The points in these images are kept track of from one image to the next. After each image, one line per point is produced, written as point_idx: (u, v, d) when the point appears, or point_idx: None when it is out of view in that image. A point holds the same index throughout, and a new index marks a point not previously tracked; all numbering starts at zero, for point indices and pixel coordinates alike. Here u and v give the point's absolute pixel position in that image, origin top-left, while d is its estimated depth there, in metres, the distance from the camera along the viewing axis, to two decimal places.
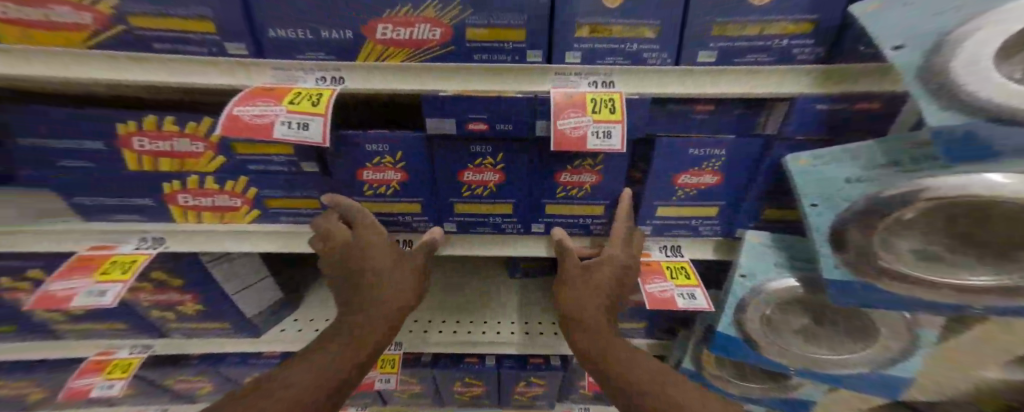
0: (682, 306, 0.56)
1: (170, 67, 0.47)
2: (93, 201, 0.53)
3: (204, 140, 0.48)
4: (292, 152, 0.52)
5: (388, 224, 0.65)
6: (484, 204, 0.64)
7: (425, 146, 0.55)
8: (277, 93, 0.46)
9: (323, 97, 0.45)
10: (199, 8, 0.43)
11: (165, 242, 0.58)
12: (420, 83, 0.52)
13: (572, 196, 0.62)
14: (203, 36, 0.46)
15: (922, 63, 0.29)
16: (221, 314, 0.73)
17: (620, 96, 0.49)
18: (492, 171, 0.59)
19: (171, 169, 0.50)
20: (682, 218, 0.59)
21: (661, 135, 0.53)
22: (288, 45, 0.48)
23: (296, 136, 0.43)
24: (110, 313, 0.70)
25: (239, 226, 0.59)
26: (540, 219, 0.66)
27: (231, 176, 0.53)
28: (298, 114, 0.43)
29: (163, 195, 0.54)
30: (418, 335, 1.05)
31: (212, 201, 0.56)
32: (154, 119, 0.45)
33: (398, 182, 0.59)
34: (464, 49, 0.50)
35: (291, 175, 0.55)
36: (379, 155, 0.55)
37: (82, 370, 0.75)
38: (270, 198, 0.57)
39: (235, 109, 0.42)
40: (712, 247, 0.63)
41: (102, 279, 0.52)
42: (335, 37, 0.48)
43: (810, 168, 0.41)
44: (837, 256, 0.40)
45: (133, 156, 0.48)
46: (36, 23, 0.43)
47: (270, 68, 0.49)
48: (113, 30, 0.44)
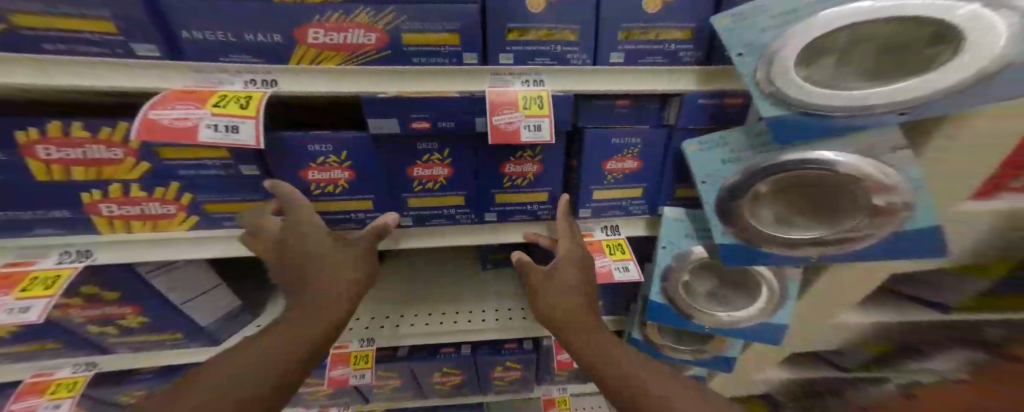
0: (617, 278, 0.64)
1: (69, 70, 0.45)
2: (5, 217, 0.50)
3: (122, 147, 0.47)
4: (226, 155, 0.53)
5: (339, 222, 0.66)
6: (435, 197, 0.67)
7: (370, 144, 0.57)
8: (201, 95, 0.46)
9: (251, 99, 0.46)
10: (100, 10, 0.42)
11: (93, 255, 0.57)
12: (361, 85, 0.54)
13: (516, 188, 0.67)
14: (101, 36, 0.44)
15: (754, 70, 0.36)
16: (172, 323, 0.72)
17: (548, 94, 0.52)
18: (440, 166, 0.62)
19: (87, 177, 0.49)
20: (614, 199, 0.65)
21: (589, 127, 0.59)
22: (209, 47, 0.47)
23: (224, 138, 0.44)
24: (36, 332, 0.67)
25: (177, 233, 0.59)
26: (491, 209, 0.69)
27: (160, 182, 0.53)
28: (224, 117, 0.44)
29: (82, 205, 0.52)
30: (389, 329, 1.07)
31: (141, 209, 0.55)
32: (58, 124, 0.44)
33: (347, 181, 0.61)
34: (401, 52, 0.52)
35: (219, 176, 0.55)
36: (323, 154, 0.57)
37: (20, 392, 0.70)
38: (207, 203, 0.57)
39: (150, 113, 0.42)
40: (643, 225, 0.70)
41: (24, 295, 0.50)
42: (260, 40, 0.48)
43: (700, 152, 0.46)
44: (727, 227, 0.49)
45: (39, 164, 0.46)
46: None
47: (192, 72, 0.49)
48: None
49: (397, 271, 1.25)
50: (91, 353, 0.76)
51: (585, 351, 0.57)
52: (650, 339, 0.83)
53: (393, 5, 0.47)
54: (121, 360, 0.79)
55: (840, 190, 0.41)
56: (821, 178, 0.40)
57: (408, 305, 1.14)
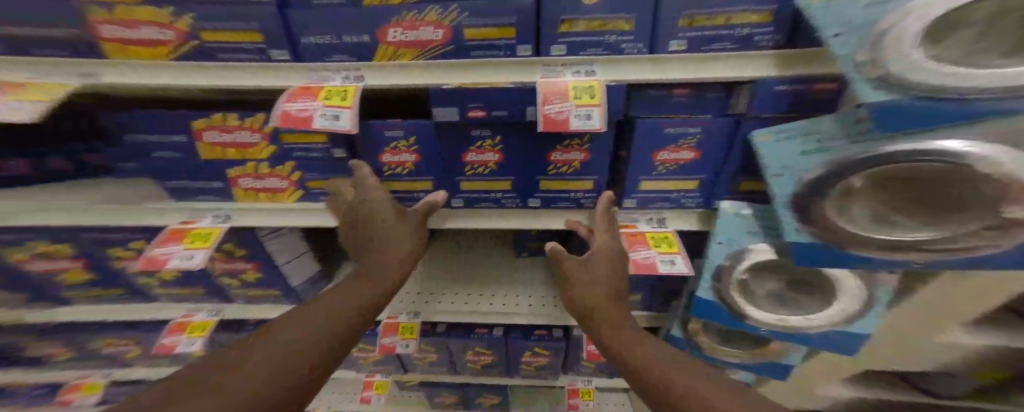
0: (663, 270, 0.59)
1: (235, 72, 0.58)
2: (181, 185, 0.67)
3: (259, 132, 0.59)
4: (326, 141, 0.63)
5: (402, 200, 0.75)
6: (486, 181, 0.71)
7: (436, 131, 0.64)
8: (314, 91, 0.55)
9: (349, 92, 0.54)
10: (251, 23, 0.53)
11: (231, 219, 0.71)
12: (428, 77, 0.59)
13: (562, 176, 0.69)
14: (252, 45, 0.55)
15: (851, 52, 0.33)
16: (275, 282, 0.88)
17: (599, 83, 0.53)
18: (491, 152, 0.66)
19: (235, 157, 0.63)
20: (665, 191, 0.64)
21: (641, 117, 0.58)
22: (319, 49, 0.57)
23: (331, 125, 0.53)
24: (191, 278, 0.87)
25: (285, 204, 0.71)
26: (535, 195, 0.72)
27: (279, 162, 0.65)
28: (331, 108, 0.53)
29: (226, 179, 0.66)
30: (431, 304, 1.16)
31: (265, 183, 0.68)
32: (220, 115, 0.56)
33: (412, 164, 0.68)
34: (463, 47, 0.56)
35: (324, 160, 0.66)
36: (395, 139, 0.64)
37: (167, 330, 0.89)
38: (311, 180, 0.68)
39: (283, 105, 0.52)
40: (693, 218, 0.68)
41: (190, 246, 0.65)
42: (355, 41, 0.56)
43: (774, 143, 0.43)
44: (801, 222, 0.46)
45: (205, 146, 0.60)
46: (129, 40, 0.54)
47: (305, 70, 0.58)
48: (187, 44, 0.54)
49: (442, 250, 1.35)
50: (220, 301, 0.95)
51: (611, 345, 0.56)
52: (692, 339, 0.80)
53: (456, 2, 0.52)
54: (237, 312, 0.97)
55: (959, 188, 0.38)
56: (936, 175, 0.37)
57: (451, 284, 1.23)
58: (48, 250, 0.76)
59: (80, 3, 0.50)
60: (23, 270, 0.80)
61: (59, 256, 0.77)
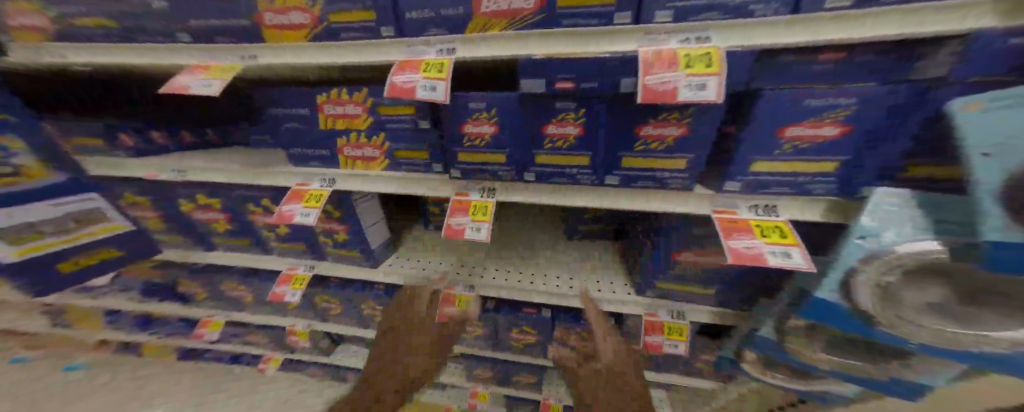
0: (775, 263, 0.49)
1: (348, 51, 0.62)
2: (303, 153, 0.82)
3: (363, 105, 0.72)
4: (413, 112, 0.71)
5: (476, 173, 0.74)
6: (563, 157, 0.66)
7: (518, 102, 0.61)
8: (415, 64, 0.58)
9: (445, 65, 0.56)
10: (366, 2, 0.57)
11: (335, 183, 0.84)
12: (517, 48, 0.57)
13: (648, 153, 0.61)
14: (364, 23, 0.59)
15: None
16: (361, 242, 1.01)
17: (718, 50, 0.46)
18: (573, 125, 0.61)
19: (343, 127, 0.76)
20: (786, 174, 0.53)
21: (766, 88, 0.51)
22: (418, 25, 0.59)
23: (428, 96, 0.54)
24: (296, 234, 1.01)
25: (374, 171, 0.82)
26: (615, 172, 0.65)
27: (376, 132, 0.76)
28: (431, 80, 0.55)
29: (335, 146, 0.80)
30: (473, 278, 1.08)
31: (363, 152, 0.80)
32: (337, 91, 0.71)
33: (488, 135, 0.67)
34: (554, 15, 0.53)
35: (410, 130, 0.74)
36: (478, 111, 0.64)
37: (278, 281, 1.05)
38: (397, 150, 0.78)
39: (396, 78, 0.56)
40: (818, 207, 0.55)
41: (307, 205, 0.80)
42: (451, 13, 0.56)
43: (982, 114, 0.36)
44: (1010, 217, 0.37)
45: (323, 117, 0.75)
46: (282, 26, 0.60)
47: (405, 45, 0.60)
48: (320, 24, 0.59)
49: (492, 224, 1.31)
50: (313, 258, 1.09)
51: None
52: (787, 345, 0.70)
53: None
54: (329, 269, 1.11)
55: None
56: None
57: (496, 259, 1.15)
58: (205, 201, 0.93)
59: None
60: (186, 218, 1.00)
61: (209, 208, 0.95)
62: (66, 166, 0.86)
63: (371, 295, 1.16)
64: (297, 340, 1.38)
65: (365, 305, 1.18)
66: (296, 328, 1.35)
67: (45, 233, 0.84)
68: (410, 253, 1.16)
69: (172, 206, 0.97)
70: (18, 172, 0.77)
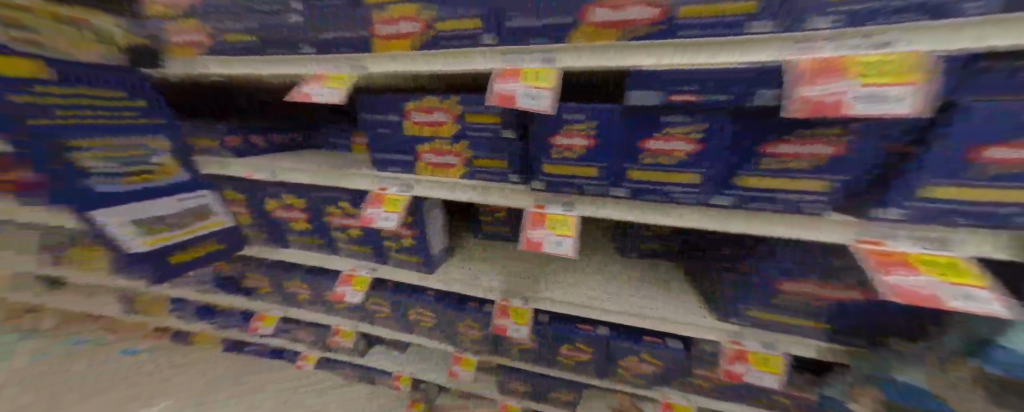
0: (960, 306, 0.41)
1: (446, 59, 0.62)
2: (388, 157, 0.83)
3: (451, 113, 0.72)
4: (499, 121, 0.69)
5: (558, 186, 0.67)
6: (666, 173, 0.60)
7: (626, 115, 0.58)
8: (515, 72, 0.57)
9: (548, 73, 0.54)
10: (475, 10, 0.56)
11: (410, 188, 0.84)
12: (628, 60, 0.53)
13: (768, 171, 0.55)
14: (470, 32, 0.58)
15: None
16: (423, 248, 1.01)
17: (916, 55, 0.38)
18: (683, 140, 0.56)
19: (428, 134, 0.77)
20: (979, 203, 0.42)
21: (974, 102, 0.40)
22: (518, 32, 0.56)
23: (530, 104, 0.52)
24: (367, 237, 1.03)
25: (450, 179, 0.81)
26: (728, 192, 0.58)
27: (455, 141, 0.76)
28: (535, 88, 0.53)
29: (414, 152, 0.81)
30: (526, 288, 1.04)
31: (441, 159, 0.80)
32: (428, 98, 0.72)
33: (583, 147, 0.62)
34: (669, 27, 0.49)
35: (492, 139, 0.72)
36: (574, 122, 0.60)
37: (340, 281, 1.05)
38: (476, 159, 0.76)
39: (498, 86, 0.55)
40: (1012, 247, 0.45)
41: (388, 209, 0.81)
42: (557, 21, 0.53)
43: None
44: None
45: (410, 124, 0.76)
46: (394, 35, 0.62)
47: (503, 53, 0.58)
48: (426, 33, 0.60)
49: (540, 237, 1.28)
50: (377, 260, 1.11)
51: None
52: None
53: None
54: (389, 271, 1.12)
55: None
56: None
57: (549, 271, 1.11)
58: (289, 201, 0.98)
59: (371, 8, 0.60)
60: (269, 217, 1.04)
61: (292, 208, 1.00)
62: (188, 167, 0.99)
63: (421, 302, 1.13)
64: (339, 340, 1.39)
65: (415, 310, 1.18)
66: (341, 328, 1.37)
67: (171, 227, 0.86)
68: (459, 264, 1.15)
69: (260, 205, 1.02)
70: (153, 169, 0.91)
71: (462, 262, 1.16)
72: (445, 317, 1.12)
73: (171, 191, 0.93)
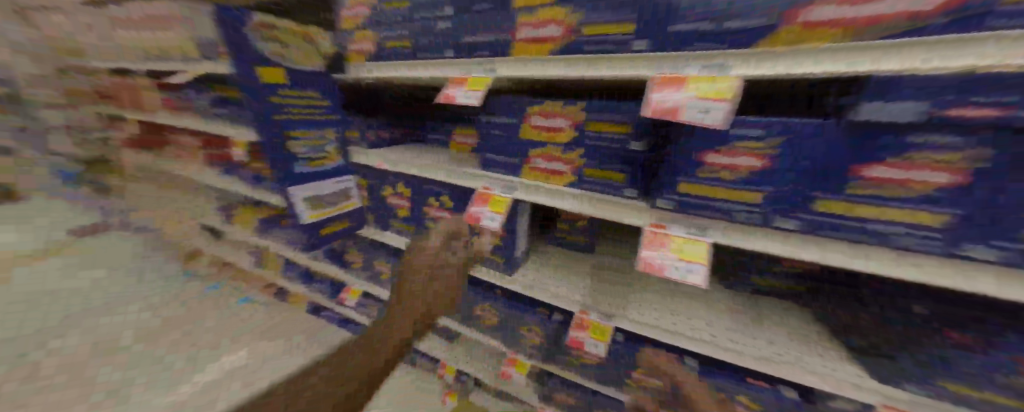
0: None
1: (589, 66, 0.61)
2: (497, 159, 0.86)
3: (573, 119, 0.70)
4: (628, 131, 0.65)
5: (693, 207, 0.59)
6: (898, 213, 0.44)
7: (841, 132, 0.45)
8: (680, 80, 0.50)
9: (724, 84, 0.46)
10: (630, 15, 0.55)
11: (513, 190, 0.84)
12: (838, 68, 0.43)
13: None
14: (621, 36, 0.56)
15: None
16: (510, 250, 0.98)
17: None
18: (939, 170, 0.40)
19: (543, 139, 0.76)
20: None
21: None
22: (687, 37, 0.51)
23: (697, 119, 0.45)
24: (454, 231, 1.05)
25: (556, 186, 0.79)
26: (990, 244, 0.40)
27: (572, 148, 0.73)
28: (704, 100, 0.46)
29: (525, 155, 0.81)
30: (604, 301, 0.94)
31: (551, 166, 0.78)
32: (554, 102, 0.71)
33: (751, 170, 0.51)
34: (964, 21, 0.36)
35: (618, 151, 0.68)
36: (743, 138, 0.50)
37: None
38: (589, 169, 0.73)
39: (655, 96, 0.49)
40: None
41: (492, 210, 0.82)
42: (745, 25, 0.46)
43: None
44: None
45: (526, 127, 0.77)
46: (532, 38, 0.66)
47: (663, 61, 0.54)
48: (570, 36, 0.61)
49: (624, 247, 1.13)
50: None
51: None
52: None
53: None
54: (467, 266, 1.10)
55: None
56: None
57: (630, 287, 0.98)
58: (400, 190, 1.06)
59: (519, 11, 0.65)
60: (376, 203, 1.14)
61: (400, 196, 1.07)
62: (345, 156, 1.09)
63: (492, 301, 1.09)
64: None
65: (482, 307, 1.14)
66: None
67: (326, 203, 1.02)
68: (536, 264, 1.08)
69: (375, 193, 1.13)
70: (326, 156, 1.02)
71: (540, 263, 1.08)
72: (515, 319, 1.07)
73: (330, 175, 1.04)
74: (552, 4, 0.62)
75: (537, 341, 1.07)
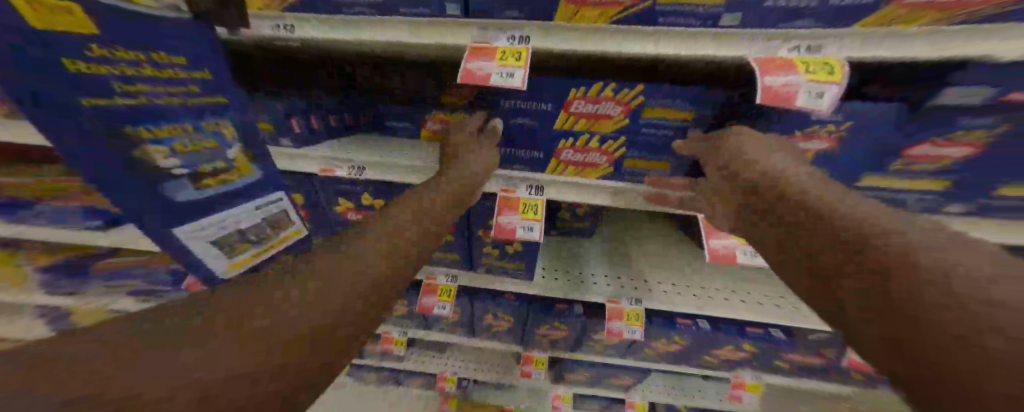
0: None
1: (657, 38, 0.53)
2: (521, 153, 0.72)
3: (625, 105, 0.61)
4: (688, 118, 0.61)
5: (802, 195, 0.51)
6: (911, 178, 0.61)
7: (898, 117, 0.55)
8: (784, 61, 0.49)
9: (833, 66, 0.47)
10: None
11: (542, 191, 0.75)
12: (916, 43, 0.45)
13: (969, 161, 0.56)
14: (707, 8, 0.48)
15: None
16: (529, 255, 0.83)
17: None
18: (955, 145, 0.55)
19: (581, 127, 0.65)
20: None
21: None
22: (781, 13, 0.47)
23: (807, 103, 0.48)
24: (455, 242, 0.84)
25: (588, 179, 0.73)
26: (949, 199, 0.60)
27: (613, 137, 0.66)
28: (816, 83, 0.47)
29: (553, 149, 0.70)
30: (633, 289, 0.87)
31: (586, 157, 0.70)
32: (599, 85, 0.60)
33: (816, 152, 0.61)
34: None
35: (667, 138, 0.64)
36: (825, 123, 0.56)
37: (424, 292, 0.88)
38: (628, 159, 0.68)
39: (768, 80, 0.47)
40: None
41: (524, 216, 0.72)
42: (845, 3, 0.44)
43: None
44: None
45: (564, 114, 0.64)
46: (587, 2, 0.51)
47: (752, 37, 0.50)
48: (643, 6, 0.50)
49: (626, 236, 1.05)
50: (462, 267, 0.89)
51: None
52: None
53: None
54: (476, 280, 0.90)
55: None
56: None
57: (647, 269, 0.94)
58: (369, 202, 0.82)
59: None
60: (333, 216, 0.86)
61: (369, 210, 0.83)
62: (263, 163, 0.68)
63: (498, 310, 0.92)
64: (388, 347, 1.10)
65: (491, 315, 0.94)
66: (391, 336, 1.07)
67: (253, 242, 0.70)
68: (550, 260, 0.96)
69: (330, 200, 0.82)
70: (229, 168, 0.62)
71: (551, 257, 0.97)
72: (530, 321, 0.91)
73: (251, 198, 0.67)
74: None
75: (556, 336, 0.93)
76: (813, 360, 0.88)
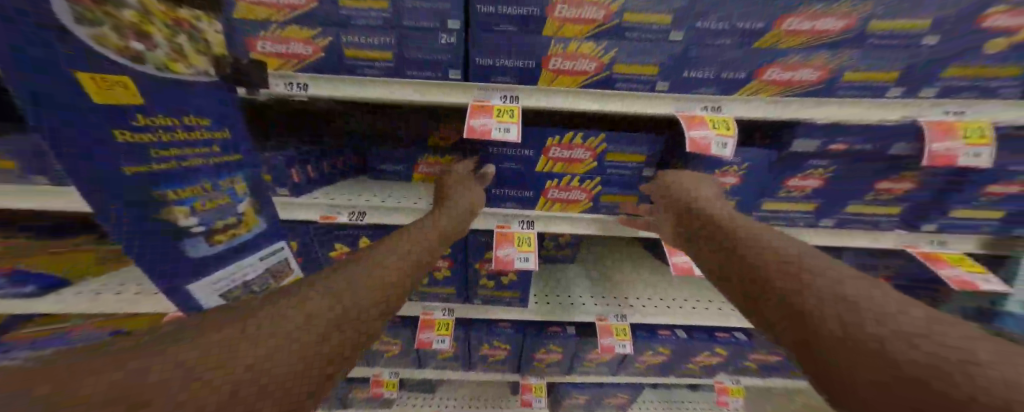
0: (985, 287, 0.72)
1: (610, 98, 0.67)
2: (510, 193, 0.81)
3: (593, 151, 0.74)
4: (642, 161, 0.75)
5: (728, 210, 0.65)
6: (795, 203, 0.79)
7: (767, 158, 0.73)
8: (700, 119, 0.65)
9: (728, 122, 0.65)
10: (657, 58, 0.62)
11: (532, 225, 0.84)
12: (773, 107, 0.66)
13: (840, 187, 0.75)
14: (647, 77, 0.64)
15: None
16: (521, 282, 0.89)
17: (988, 124, 0.62)
18: (814, 179, 0.75)
19: (559, 170, 0.77)
20: (952, 202, 0.74)
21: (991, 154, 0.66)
22: (694, 82, 0.64)
23: (718, 152, 0.64)
24: (451, 276, 0.89)
25: (572, 213, 0.84)
26: (834, 216, 0.80)
27: (590, 177, 0.78)
28: (722, 137, 0.64)
29: (540, 187, 0.80)
30: (617, 306, 0.96)
31: (570, 195, 0.81)
32: (572, 134, 0.72)
33: (729, 186, 0.77)
34: (835, 86, 0.62)
35: (633, 176, 0.77)
36: (731, 164, 0.74)
37: (421, 327, 0.90)
38: (606, 194, 0.81)
39: (693, 133, 0.63)
40: (966, 242, 0.80)
41: (519, 248, 0.79)
42: (729, 77, 0.63)
43: None
44: None
45: (545, 159, 0.76)
46: (561, 70, 0.64)
47: (675, 100, 0.66)
48: (602, 74, 0.64)
49: (604, 257, 1.17)
50: (458, 300, 0.93)
51: None
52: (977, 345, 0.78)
53: (852, 49, 0.58)
54: (471, 311, 0.94)
55: None
56: None
57: (626, 287, 1.04)
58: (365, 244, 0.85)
59: (550, 40, 0.61)
60: (325, 260, 0.87)
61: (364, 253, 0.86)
62: (269, 215, 0.71)
63: (493, 339, 0.95)
64: (380, 391, 1.06)
65: (487, 346, 0.97)
66: (381, 378, 1.04)
67: (257, 293, 0.72)
68: (541, 286, 1.03)
69: (326, 245, 0.84)
70: (239, 222, 0.65)
71: (541, 283, 1.04)
72: (524, 346, 0.96)
73: (254, 251, 0.70)
74: (588, 38, 0.61)
75: (551, 359, 0.98)
76: (773, 358, 1.00)
